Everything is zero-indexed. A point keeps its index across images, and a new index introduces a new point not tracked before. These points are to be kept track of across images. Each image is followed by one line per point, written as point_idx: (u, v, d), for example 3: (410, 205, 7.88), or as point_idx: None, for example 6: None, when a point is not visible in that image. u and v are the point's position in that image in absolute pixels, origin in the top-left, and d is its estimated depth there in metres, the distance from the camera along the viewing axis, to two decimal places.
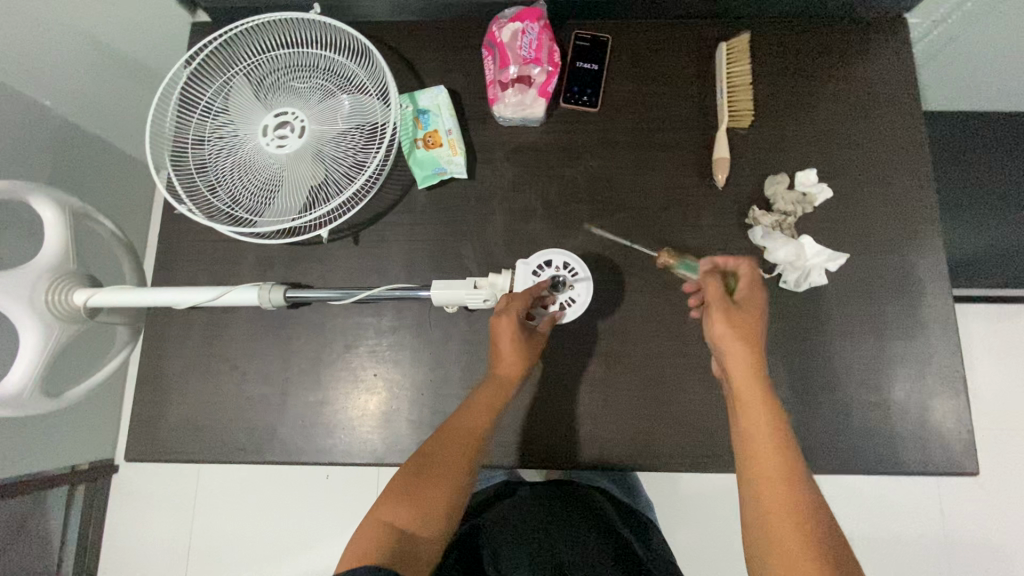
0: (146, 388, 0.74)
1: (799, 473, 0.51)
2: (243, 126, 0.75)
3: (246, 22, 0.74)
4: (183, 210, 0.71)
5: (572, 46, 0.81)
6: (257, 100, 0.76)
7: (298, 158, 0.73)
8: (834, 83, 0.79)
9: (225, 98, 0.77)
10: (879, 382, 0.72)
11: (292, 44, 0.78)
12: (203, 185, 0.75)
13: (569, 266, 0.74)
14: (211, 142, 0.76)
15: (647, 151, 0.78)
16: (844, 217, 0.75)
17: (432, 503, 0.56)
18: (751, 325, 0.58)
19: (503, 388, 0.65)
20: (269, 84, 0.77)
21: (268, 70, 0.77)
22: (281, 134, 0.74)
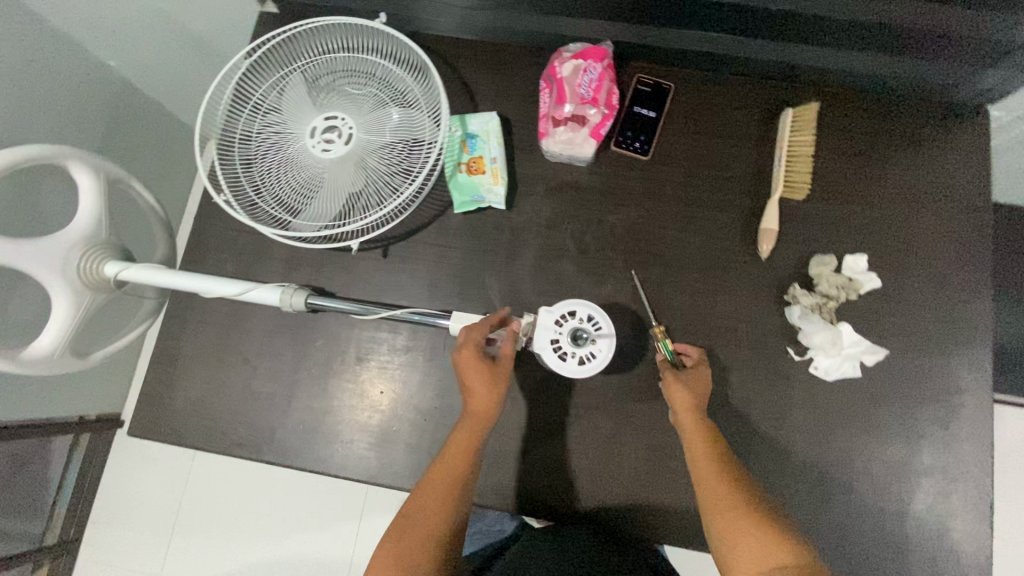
0: (158, 367, 0.75)
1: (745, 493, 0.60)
2: (293, 125, 0.75)
3: (310, 22, 0.74)
4: (222, 201, 0.71)
5: (632, 90, 0.79)
6: (310, 101, 0.76)
7: (342, 166, 0.73)
8: (901, 166, 0.75)
9: (280, 95, 0.77)
10: (899, 489, 0.68)
11: (352, 48, 0.78)
12: (246, 179, 0.76)
13: (593, 317, 0.64)
14: (260, 137, 0.76)
15: (693, 208, 0.76)
16: (891, 309, 0.71)
17: (416, 563, 0.57)
18: (700, 386, 0.66)
19: (479, 426, 0.63)
20: (324, 86, 0.77)
21: (325, 72, 0.77)
22: (328, 138, 0.74)
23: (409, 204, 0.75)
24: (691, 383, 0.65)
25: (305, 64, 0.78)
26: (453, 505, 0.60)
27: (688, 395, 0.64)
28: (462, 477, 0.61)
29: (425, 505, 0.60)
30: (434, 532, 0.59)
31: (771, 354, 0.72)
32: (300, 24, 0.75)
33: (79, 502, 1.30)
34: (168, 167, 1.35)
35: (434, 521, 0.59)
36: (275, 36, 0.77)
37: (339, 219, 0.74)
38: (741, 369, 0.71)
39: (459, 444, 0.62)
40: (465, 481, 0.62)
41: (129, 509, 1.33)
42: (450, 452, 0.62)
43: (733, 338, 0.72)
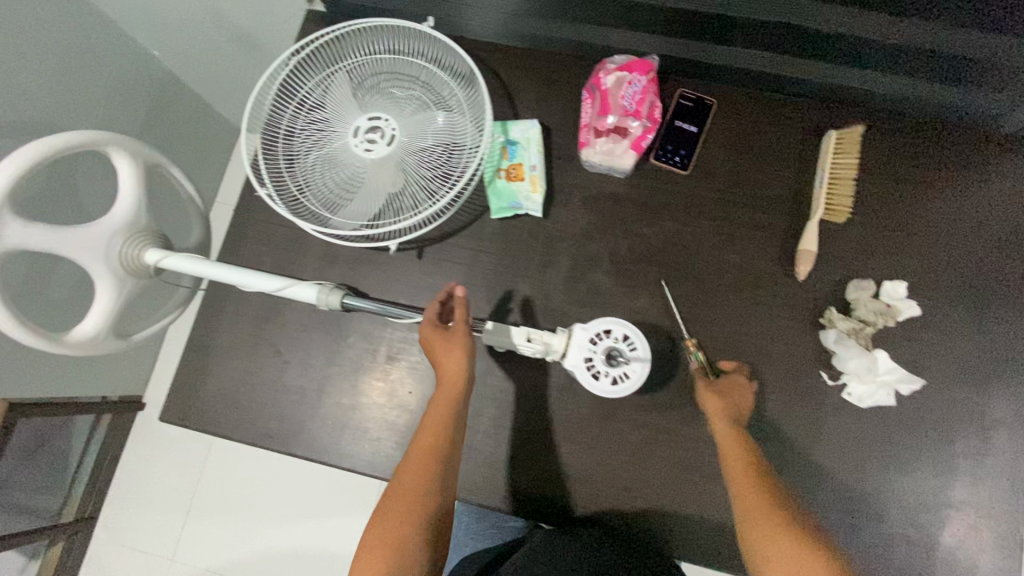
0: (191, 355, 0.76)
1: (782, 503, 0.60)
2: (337, 123, 0.76)
3: (359, 23, 0.75)
4: (264, 195, 0.72)
5: (674, 104, 0.78)
6: (354, 101, 0.77)
7: (384, 166, 0.74)
8: (945, 194, 0.74)
9: (325, 93, 0.78)
10: (927, 521, 0.67)
11: (398, 51, 0.79)
12: (288, 175, 0.77)
13: (629, 338, 0.64)
14: (304, 134, 0.77)
15: (730, 225, 0.75)
16: (929, 339, 0.70)
17: (400, 536, 0.57)
18: (738, 395, 0.67)
19: (449, 394, 0.65)
20: (369, 87, 0.77)
21: (371, 73, 0.78)
22: (370, 138, 0.74)
23: (447, 207, 0.75)
24: (724, 393, 0.67)
25: (352, 64, 0.78)
26: (431, 473, 0.61)
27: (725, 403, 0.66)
28: (438, 445, 0.63)
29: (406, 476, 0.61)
30: (415, 501, 0.59)
31: (803, 377, 0.71)
32: (349, 24, 0.75)
33: (96, 481, 1.32)
34: (202, 156, 1.37)
35: (411, 491, 0.60)
36: (324, 34, 0.78)
37: (377, 219, 0.75)
38: (772, 391, 0.71)
39: (432, 415, 0.64)
40: (443, 450, 0.63)
41: (145, 491, 1.34)
42: (427, 424, 0.64)
43: (765, 359, 0.72)
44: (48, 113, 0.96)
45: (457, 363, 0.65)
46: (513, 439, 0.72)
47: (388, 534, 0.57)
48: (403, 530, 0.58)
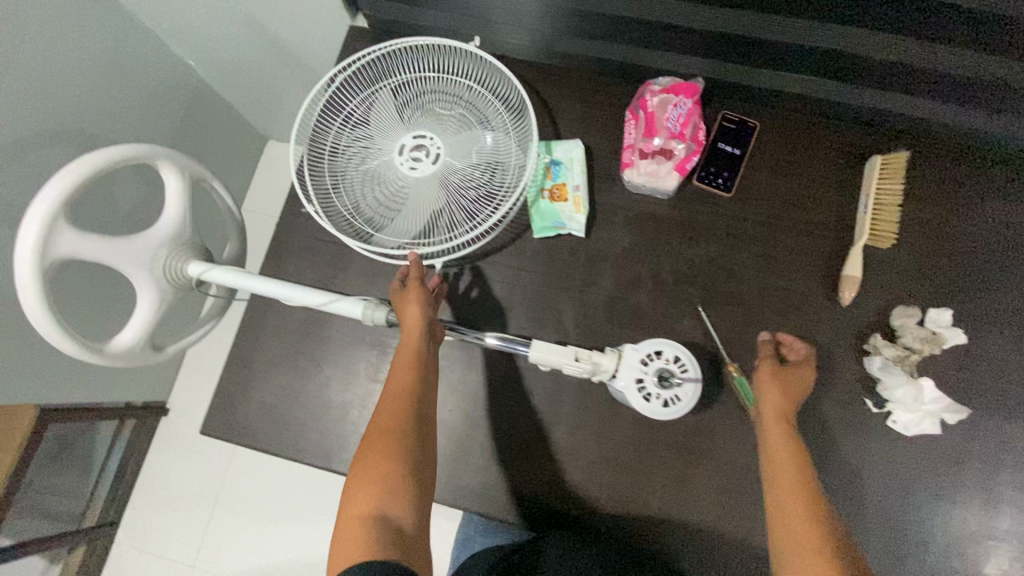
0: (234, 368, 0.76)
1: (822, 501, 0.59)
2: (382, 141, 0.76)
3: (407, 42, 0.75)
4: (312, 211, 0.72)
5: (717, 125, 0.78)
6: (400, 118, 0.77)
7: (430, 185, 0.74)
8: (991, 221, 0.73)
9: (371, 110, 0.78)
10: (974, 552, 0.67)
11: (443, 70, 0.79)
12: (334, 192, 0.77)
13: (680, 359, 0.64)
14: (349, 150, 0.78)
15: (773, 248, 0.76)
16: (975, 367, 0.70)
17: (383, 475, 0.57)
18: (799, 385, 0.66)
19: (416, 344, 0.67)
20: (415, 104, 0.78)
21: (417, 90, 0.78)
22: (417, 156, 0.75)
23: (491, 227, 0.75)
24: (786, 383, 0.65)
25: (397, 81, 0.79)
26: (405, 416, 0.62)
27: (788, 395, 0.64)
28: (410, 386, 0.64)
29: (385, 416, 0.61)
30: (395, 438, 0.60)
31: (848, 404, 0.71)
32: (397, 42, 0.76)
33: (119, 486, 1.33)
34: (230, 163, 1.38)
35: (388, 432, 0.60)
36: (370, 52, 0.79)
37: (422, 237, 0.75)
38: (816, 417, 0.71)
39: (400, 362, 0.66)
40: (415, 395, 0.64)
41: (167, 496, 1.35)
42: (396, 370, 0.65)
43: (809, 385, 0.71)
44: (88, 122, 0.97)
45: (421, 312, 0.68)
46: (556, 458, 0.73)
47: (372, 469, 0.57)
48: (387, 468, 0.57)
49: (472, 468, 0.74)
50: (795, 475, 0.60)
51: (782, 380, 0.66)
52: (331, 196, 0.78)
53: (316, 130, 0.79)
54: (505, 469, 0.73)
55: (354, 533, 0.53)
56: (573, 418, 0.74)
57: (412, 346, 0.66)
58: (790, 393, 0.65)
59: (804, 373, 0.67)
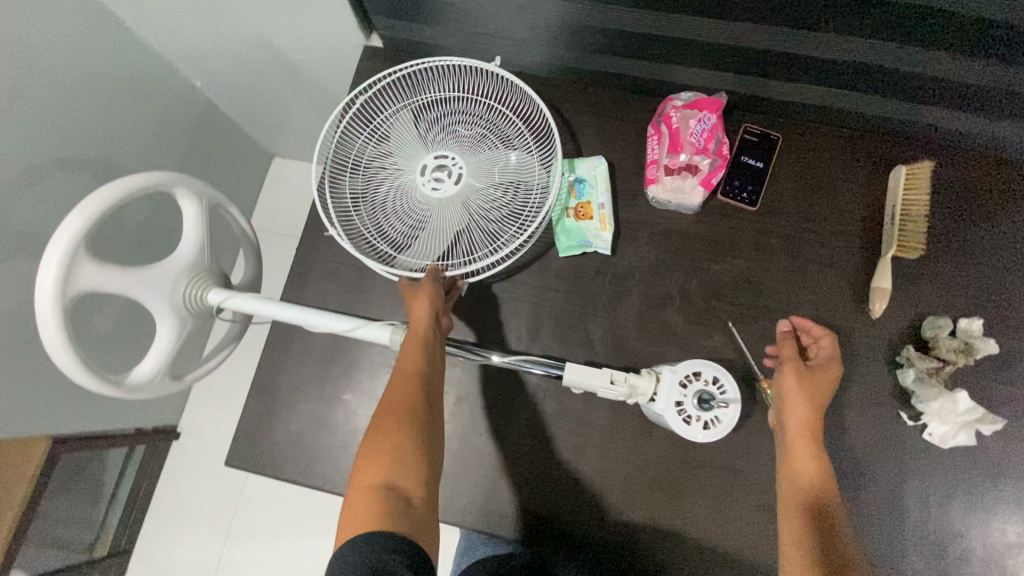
0: (259, 396, 0.75)
1: (823, 506, 0.61)
2: (404, 160, 0.75)
3: (430, 60, 0.75)
4: (333, 233, 0.71)
5: (739, 139, 0.78)
6: (422, 138, 0.76)
7: (453, 207, 0.72)
8: (1016, 230, 0.74)
9: (393, 130, 0.77)
10: (1014, 563, 0.66)
11: (466, 90, 0.78)
12: (357, 215, 0.76)
13: (719, 380, 0.63)
14: (372, 173, 0.77)
15: (800, 261, 0.75)
16: (1007, 377, 0.70)
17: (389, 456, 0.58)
18: (820, 386, 0.66)
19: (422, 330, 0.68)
20: (436, 124, 0.77)
21: (439, 110, 0.78)
22: (439, 176, 0.73)
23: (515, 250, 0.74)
24: (809, 380, 0.66)
25: (420, 101, 0.78)
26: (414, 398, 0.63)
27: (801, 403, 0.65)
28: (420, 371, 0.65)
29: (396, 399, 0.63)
30: (400, 420, 0.61)
31: (882, 418, 0.70)
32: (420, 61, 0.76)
33: (131, 513, 1.30)
34: (236, 181, 1.36)
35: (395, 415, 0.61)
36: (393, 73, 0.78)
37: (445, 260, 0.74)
38: (850, 431, 0.70)
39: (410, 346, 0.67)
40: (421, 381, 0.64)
41: (180, 521, 1.32)
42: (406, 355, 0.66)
43: (843, 398, 0.71)
44: (97, 147, 0.96)
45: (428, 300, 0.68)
46: (591, 479, 0.72)
47: (378, 449, 0.59)
48: (395, 449, 0.59)
49: (504, 493, 0.73)
50: (804, 465, 0.63)
51: (805, 377, 0.66)
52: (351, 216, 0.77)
53: (338, 152, 0.78)
54: (539, 493, 0.72)
55: (364, 507, 0.54)
56: (606, 438, 0.73)
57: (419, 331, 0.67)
58: (813, 389, 0.65)
59: (829, 369, 0.66)
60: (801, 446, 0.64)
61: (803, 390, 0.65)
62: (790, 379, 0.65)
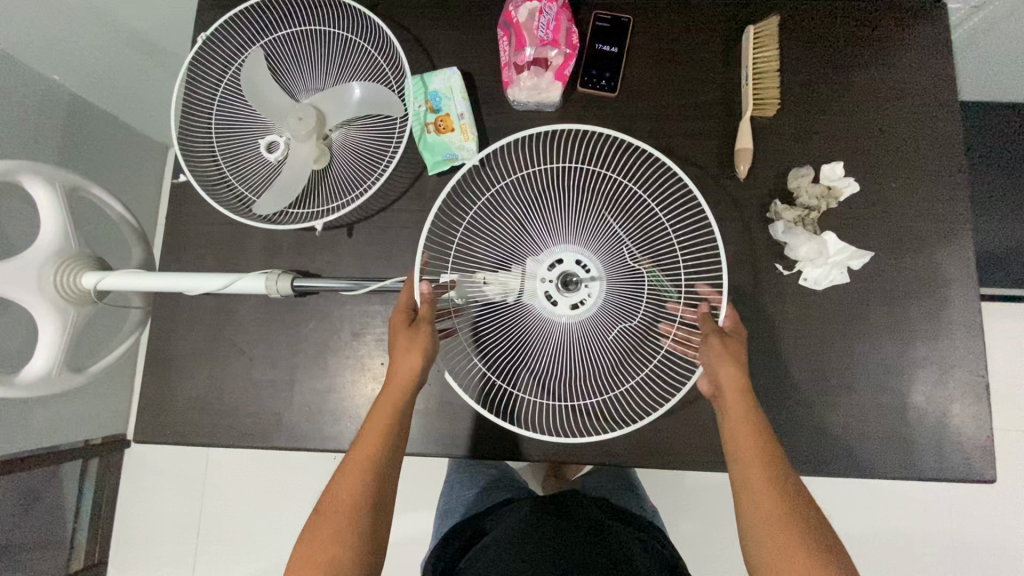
0: (154, 370, 0.74)
1: (801, 521, 0.50)
2: (517, 231, 0.69)
3: (658, 205, 0.67)
4: (301, 95, 0.77)
5: (591, 27, 0.77)
6: (577, 237, 0.66)
7: (551, 352, 0.66)
8: (868, 69, 0.75)
9: (570, 222, 0.67)
10: (898, 385, 0.70)
11: (625, 225, 0.69)
12: (220, 158, 0.75)
13: (582, 261, 0.65)
14: (511, 239, 0.69)
15: (669, 139, 0.76)
16: (871, 214, 0.72)
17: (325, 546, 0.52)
18: (739, 352, 0.59)
19: (401, 388, 0.60)
20: (635, 225, 0.69)
21: (642, 235, 0.69)
22: (571, 272, 0.65)
23: (588, 424, 0.69)
24: (733, 347, 0.58)
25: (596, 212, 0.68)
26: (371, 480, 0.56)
27: (733, 374, 0.57)
28: (380, 457, 0.57)
29: (342, 489, 0.55)
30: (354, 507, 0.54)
31: (761, 274, 0.72)
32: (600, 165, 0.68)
33: (99, 524, 1.29)
34: (136, 177, 1.29)
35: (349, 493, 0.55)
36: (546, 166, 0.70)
37: (506, 380, 0.69)
38: (732, 293, 0.72)
39: (376, 419, 0.59)
40: (388, 450, 0.58)
41: (151, 525, 1.32)
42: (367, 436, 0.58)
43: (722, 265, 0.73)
44: None
45: (413, 359, 0.60)
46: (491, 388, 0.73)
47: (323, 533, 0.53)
48: (341, 540, 0.53)
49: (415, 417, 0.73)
50: (745, 446, 0.55)
51: (726, 341, 0.59)
52: (445, 242, 0.74)
53: (486, 188, 0.74)
54: (445, 409, 0.73)
55: None
56: None
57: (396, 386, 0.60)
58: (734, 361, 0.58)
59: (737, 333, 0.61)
60: (733, 403, 0.57)
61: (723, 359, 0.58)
62: (713, 348, 0.58)
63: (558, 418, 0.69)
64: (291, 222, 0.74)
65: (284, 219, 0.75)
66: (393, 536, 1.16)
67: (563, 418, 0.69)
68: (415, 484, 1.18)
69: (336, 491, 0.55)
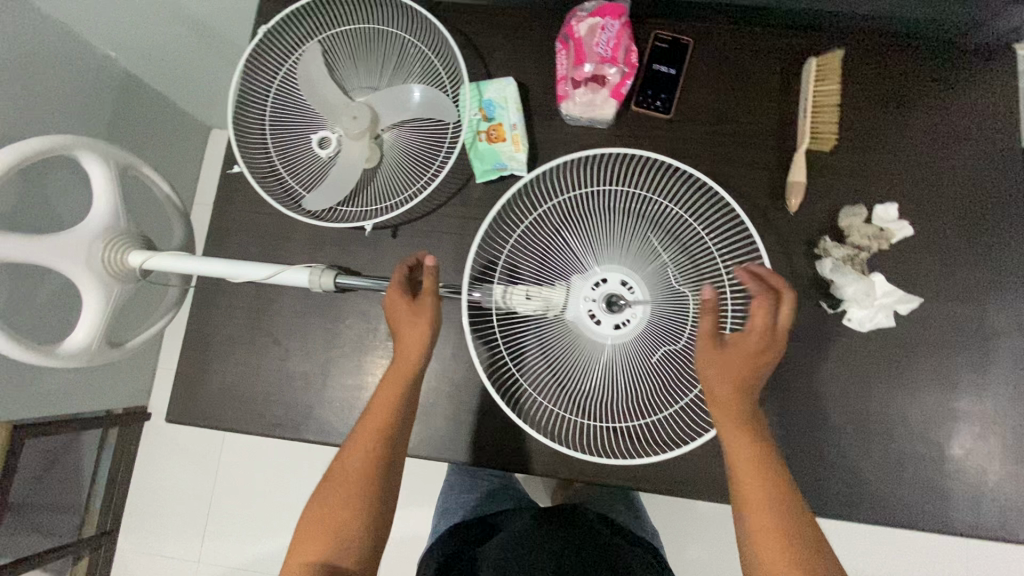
0: (191, 352, 0.75)
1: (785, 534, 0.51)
2: (562, 250, 0.67)
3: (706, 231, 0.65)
4: (357, 92, 0.78)
5: (650, 47, 0.77)
6: (624, 258, 0.65)
7: (594, 374, 0.65)
8: (931, 108, 0.73)
9: (613, 244, 0.65)
10: (936, 434, 0.68)
11: (671, 250, 0.66)
12: (271, 148, 0.76)
13: (628, 282, 0.64)
14: (555, 255, 0.67)
15: (719, 165, 0.75)
16: (922, 260, 0.71)
17: (331, 522, 0.54)
18: (739, 359, 0.55)
19: (407, 367, 0.60)
20: (681, 249, 0.66)
21: (687, 261, 0.66)
22: (615, 294, 0.64)
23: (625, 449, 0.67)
24: (726, 357, 0.56)
25: (642, 234, 0.66)
26: (377, 459, 0.57)
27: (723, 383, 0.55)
28: (385, 428, 0.58)
29: (349, 461, 0.57)
30: (357, 485, 0.56)
31: (803, 311, 0.71)
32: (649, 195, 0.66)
33: (113, 494, 1.31)
34: (173, 153, 1.30)
35: (355, 470, 0.56)
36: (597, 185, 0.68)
37: (543, 396, 0.67)
38: None
39: (383, 394, 0.59)
40: (391, 432, 0.59)
41: (164, 499, 1.34)
42: (374, 408, 0.59)
43: None
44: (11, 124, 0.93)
45: (419, 340, 0.60)
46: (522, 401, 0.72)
47: (330, 509, 0.55)
48: (346, 516, 0.54)
49: (443, 422, 0.73)
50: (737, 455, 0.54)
51: (721, 351, 0.56)
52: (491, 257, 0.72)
53: (535, 201, 0.71)
54: (474, 419, 0.72)
55: None
56: None
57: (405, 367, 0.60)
58: (733, 372, 0.55)
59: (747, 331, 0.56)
60: (727, 415, 0.55)
61: (723, 370, 0.55)
62: (706, 358, 0.56)
63: (593, 440, 0.67)
64: (339, 221, 0.74)
65: (330, 216, 0.75)
66: (400, 534, 1.16)
67: (599, 440, 0.67)
68: (426, 483, 1.18)
69: (339, 469, 0.57)
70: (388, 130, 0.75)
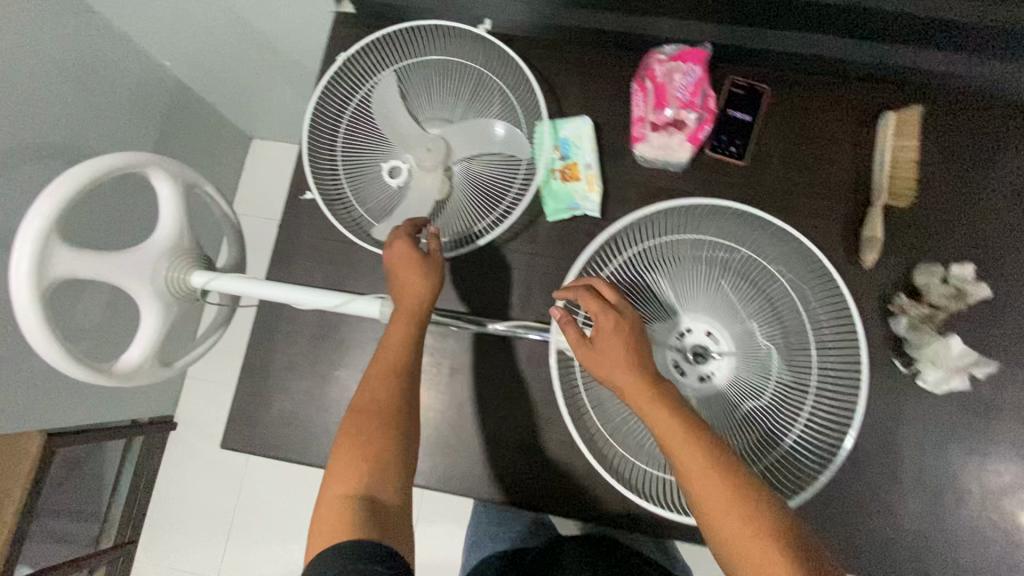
0: (250, 377, 0.74)
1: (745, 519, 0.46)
2: (645, 296, 0.66)
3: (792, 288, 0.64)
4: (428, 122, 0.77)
5: (726, 92, 0.76)
6: (709, 309, 0.65)
7: None
8: (1009, 169, 0.73)
9: (698, 293, 0.65)
10: (1009, 502, 0.67)
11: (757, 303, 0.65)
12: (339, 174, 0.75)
13: (714, 333, 0.64)
14: (637, 300, 0.66)
15: (794, 215, 0.74)
16: (998, 322, 0.70)
17: (365, 452, 0.53)
18: (614, 353, 0.54)
19: (413, 308, 0.63)
20: (766, 303, 0.65)
21: (773, 314, 0.65)
22: (701, 345, 0.64)
23: None
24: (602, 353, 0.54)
25: (727, 285, 0.65)
26: (397, 386, 0.59)
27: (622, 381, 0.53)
28: (401, 360, 0.60)
29: (372, 395, 0.57)
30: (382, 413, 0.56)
31: (876, 367, 0.70)
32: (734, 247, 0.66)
33: (134, 503, 1.29)
34: (215, 162, 1.30)
35: (380, 398, 0.57)
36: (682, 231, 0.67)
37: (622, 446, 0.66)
38: None
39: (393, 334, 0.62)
40: (407, 364, 0.61)
41: (185, 511, 1.32)
42: (388, 346, 0.61)
43: None
44: (67, 132, 0.93)
45: (423, 283, 0.63)
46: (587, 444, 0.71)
47: (361, 440, 0.54)
48: (381, 441, 0.54)
49: (504, 462, 0.72)
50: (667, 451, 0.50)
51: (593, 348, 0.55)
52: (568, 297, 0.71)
53: None
54: (537, 460, 0.71)
55: (341, 515, 0.48)
56: None
57: (410, 308, 0.63)
58: (619, 369, 0.53)
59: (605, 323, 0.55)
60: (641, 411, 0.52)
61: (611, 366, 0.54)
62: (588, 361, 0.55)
63: (675, 498, 0.63)
64: None
65: None
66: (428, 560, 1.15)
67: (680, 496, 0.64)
68: None
69: (359, 403, 0.56)
70: (457, 164, 0.74)
